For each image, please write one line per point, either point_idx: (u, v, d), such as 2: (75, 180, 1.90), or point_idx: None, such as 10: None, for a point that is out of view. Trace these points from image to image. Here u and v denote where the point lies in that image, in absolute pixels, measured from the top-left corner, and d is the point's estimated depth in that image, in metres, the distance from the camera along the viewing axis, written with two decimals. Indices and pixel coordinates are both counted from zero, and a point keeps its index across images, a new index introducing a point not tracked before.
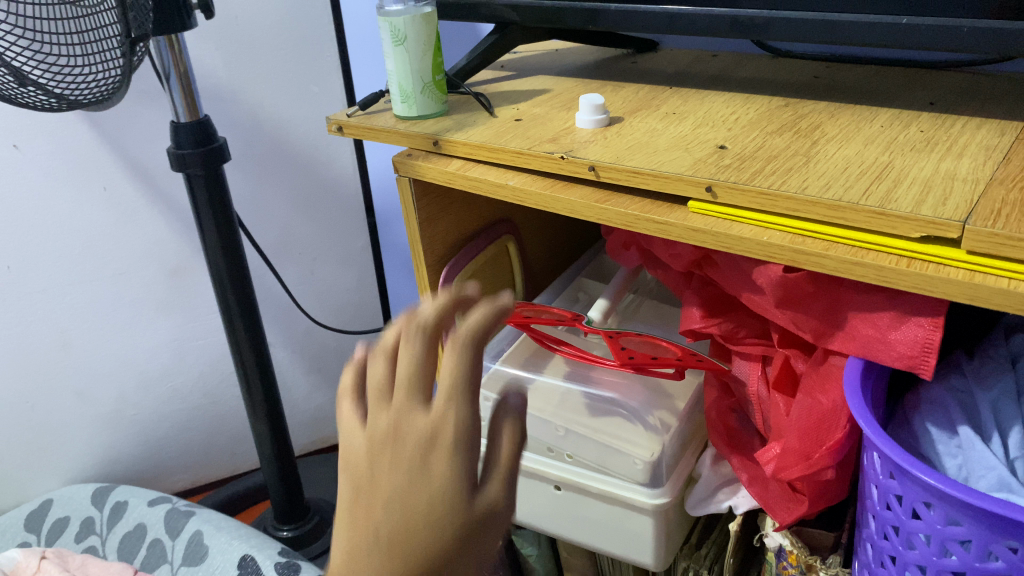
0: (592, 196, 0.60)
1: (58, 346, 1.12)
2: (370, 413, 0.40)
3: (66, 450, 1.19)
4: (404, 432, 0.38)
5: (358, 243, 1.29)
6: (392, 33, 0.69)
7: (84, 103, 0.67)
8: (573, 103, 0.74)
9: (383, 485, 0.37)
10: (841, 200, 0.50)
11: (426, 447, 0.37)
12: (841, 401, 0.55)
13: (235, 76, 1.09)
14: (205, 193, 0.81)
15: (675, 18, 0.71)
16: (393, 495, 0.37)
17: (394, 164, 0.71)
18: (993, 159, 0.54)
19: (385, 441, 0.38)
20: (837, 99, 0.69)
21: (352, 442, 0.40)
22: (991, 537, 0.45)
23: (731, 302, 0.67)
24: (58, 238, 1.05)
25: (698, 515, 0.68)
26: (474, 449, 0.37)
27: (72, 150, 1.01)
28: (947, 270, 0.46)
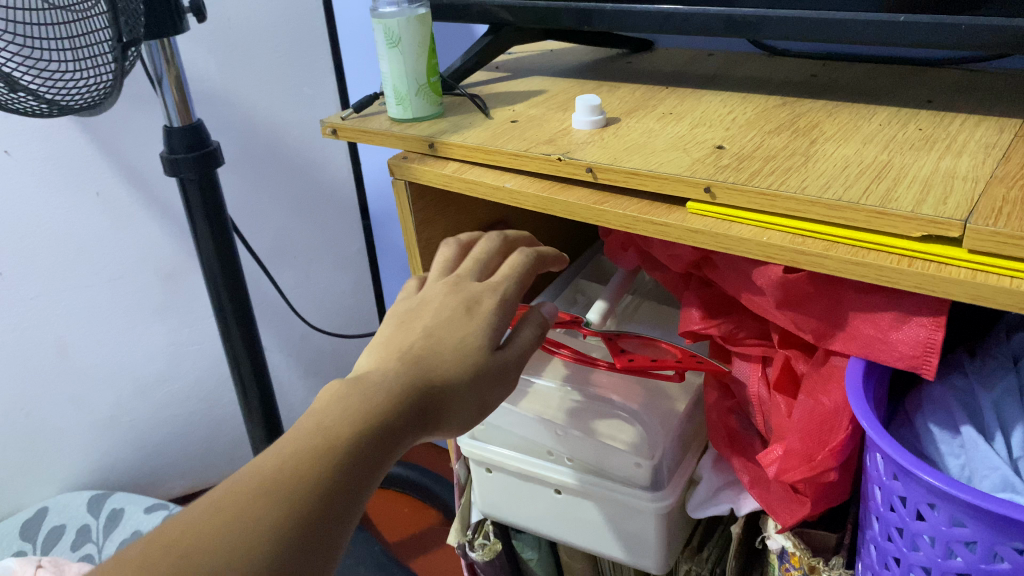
0: (589, 198, 0.60)
1: (53, 353, 1.10)
2: (430, 288, 0.55)
3: (63, 458, 1.18)
4: (462, 291, 0.54)
5: (353, 247, 1.29)
6: (386, 35, 0.68)
7: (76, 107, 0.66)
8: (569, 104, 0.73)
9: (435, 316, 0.52)
10: (841, 200, 0.49)
11: (474, 301, 0.53)
12: (843, 402, 0.55)
13: (228, 79, 1.07)
14: (200, 199, 0.80)
15: (671, 17, 0.70)
16: (440, 322, 0.51)
17: (390, 167, 0.70)
18: (992, 157, 0.54)
19: (442, 297, 0.53)
20: (835, 97, 0.68)
21: (408, 301, 0.54)
22: (995, 538, 0.44)
23: (731, 302, 0.67)
24: (54, 244, 1.04)
25: (699, 517, 0.68)
26: (507, 313, 0.53)
27: (64, 154, 1.00)
28: (949, 270, 0.45)
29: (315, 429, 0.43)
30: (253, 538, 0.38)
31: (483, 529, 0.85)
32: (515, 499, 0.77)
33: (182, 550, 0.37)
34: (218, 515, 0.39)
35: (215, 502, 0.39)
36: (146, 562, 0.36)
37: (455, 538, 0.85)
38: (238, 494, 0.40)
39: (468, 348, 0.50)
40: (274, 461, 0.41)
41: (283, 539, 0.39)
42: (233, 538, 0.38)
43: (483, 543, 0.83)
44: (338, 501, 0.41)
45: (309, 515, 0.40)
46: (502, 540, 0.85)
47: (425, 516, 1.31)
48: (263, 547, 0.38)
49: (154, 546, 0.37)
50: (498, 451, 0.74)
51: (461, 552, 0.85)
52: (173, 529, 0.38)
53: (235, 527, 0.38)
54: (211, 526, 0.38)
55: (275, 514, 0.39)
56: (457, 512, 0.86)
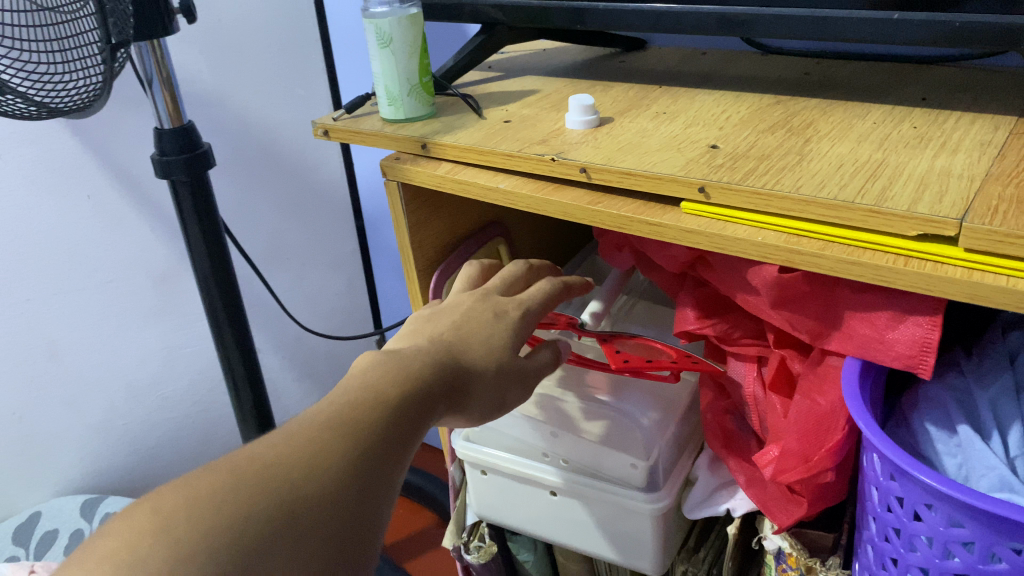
0: (583, 198, 0.59)
1: (45, 359, 1.08)
2: (453, 298, 0.59)
3: (56, 465, 1.16)
4: (488, 300, 0.58)
5: (347, 248, 1.32)
6: (377, 35, 0.68)
7: (65, 110, 0.65)
8: (562, 104, 0.73)
9: (462, 315, 0.55)
10: (836, 199, 0.49)
11: (498, 308, 0.57)
12: (839, 401, 0.55)
13: (220, 80, 1.06)
14: (191, 202, 0.78)
15: (663, 15, 0.70)
16: (466, 321, 0.55)
17: (382, 168, 0.70)
18: (987, 155, 0.53)
19: (467, 303, 0.57)
20: (828, 96, 0.68)
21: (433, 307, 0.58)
22: (993, 539, 0.44)
23: (726, 302, 0.67)
24: (44, 247, 1.02)
25: (695, 518, 0.67)
26: (528, 321, 0.58)
27: (54, 157, 0.99)
28: (945, 269, 0.45)
29: (371, 379, 0.45)
30: (328, 457, 0.39)
31: (479, 531, 0.84)
32: (510, 501, 0.76)
33: (266, 461, 0.38)
34: (294, 437, 0.40)
35: (288, 430, 0.41)
36: (234, 469, 0.37)
37: (451, 541, 0.85)
38: (308, 425, 0.41)
39: (494, 345, 0.54)
40: (338, 402, 0.43)
41: (356, 462, 0.40)
42: (311, 455, 0.39)
43: (480, 545, 0.83)
44: (398, 439, 0.43)
45: (375, 450, 0.41)
46: (498, 542, 0.85)
47: (421, 518, 1.31)
48: (339, 466, 0.39)
49: (237, 459, 0.38)
50: (491, 453, 0.74)
51: (457, 555, 0.85)
52: (252, 448, 0.39)
53: (312, 447, 0.40)
54: (288, 446, 0.39)
55: (346, 440, 0.41)
56: (452, 514, 0.86)
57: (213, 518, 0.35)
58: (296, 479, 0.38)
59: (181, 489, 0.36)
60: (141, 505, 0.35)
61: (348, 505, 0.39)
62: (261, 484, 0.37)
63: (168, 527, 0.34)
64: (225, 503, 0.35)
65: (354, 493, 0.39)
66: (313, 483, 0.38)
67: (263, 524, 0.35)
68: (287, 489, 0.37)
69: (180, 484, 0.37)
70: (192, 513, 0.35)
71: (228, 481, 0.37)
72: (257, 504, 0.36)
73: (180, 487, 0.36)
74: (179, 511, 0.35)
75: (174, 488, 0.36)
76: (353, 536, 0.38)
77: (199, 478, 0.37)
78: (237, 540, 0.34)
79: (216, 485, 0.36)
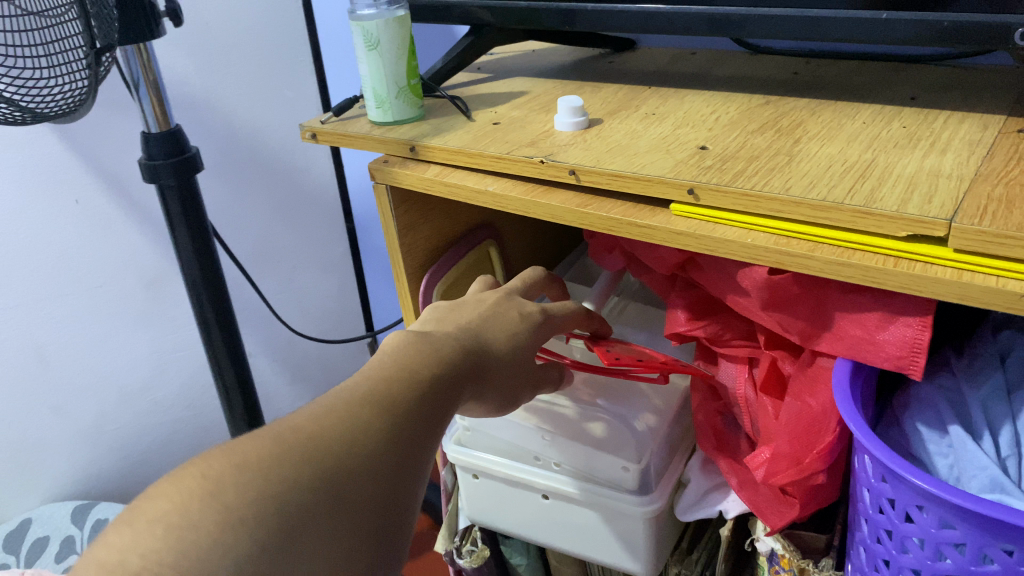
0: (572, 201, 0.59)
1: (33, 365, 1.07)
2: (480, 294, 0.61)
3: (46, 471, 1.16)
4: (513, 301, 0.61)
5: (337, 250, 1.31)
6: (364, 37, 0.67)
7: (50, 114, 0.64)
8: (551, 105, 0.73)
9: (490, 310, 0.58)
10: (826, 201, 0.49)
11: (522, 306, 0.60)
12: (831, 403, 0.55)
13: (208, 83, 1.05)
14: (179, 206, 0.76)
15: (653, 16, 0.70)
16: (495, 316, 0.57)
17: (370, 171, 0.69)
18: (976, 154, 0.53)
19: (496, 300, 0.60)
20: (818, 96, 0.68)
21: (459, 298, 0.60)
22: (985, 540, 0.44)
23: (716, 304, 0.67)
24: (32, 252, 1.02)
25: (688, 520, 0.67)
26: (550, 323, 0.60)
27: (41, 161, 0.98)
28: (935, 269, 0.45)
29: (402, 361, 0.47)
30: (366, 431, 0.40)
31: (471, 535, 0.84)
32: (502, 505, 0.76)
33: (307, 432, 0.39)
34: (332, 412, 0.41)
35: (325, 406, 0.42)
36: (277, 438, 0.38)
37: (443, 545, 0.85)
38: (344, 401, 0.42)
39: (517, 340, 0.56)
40: (372, 380, 0.44)
41: (391, 438, 0.41)
42: (349, 429, 0.40)
43: (472, 549, 0.83)
44: (429, 418, 0.44)
45: (409, 425, 0.43)
46: (490, 546, 0.85)
47: None
48: (375, 441, 0.40)
49: (280, 429, 0.39)
50: (483, 457, 0.74)
51: (449, 559, 0.84)
52: (292, 420, 0.40)
53: (351, 421, 0.41)
54: (327, 419, 0.40)
55: (382, 418, 0.42)
56: (444, 519, 0.85)
57: (262, 482, 0.36)
58: (339, 450, 0.39)
59: (226, 455, 0.37)
60: (189, 470, 0.36)
61: (386, 476, 0.39)
62: (304, 453, 0.38)
63: (216, 490, 0.35)
64: (272, 469, 0.36)
65: (392, 466, 0.40)
66: (354, 455, 0.39)
67: (308, 489, 0.36)
68: (329, 459, 0.38)
69: (224, 450, 0.37)
70: (239, 478, 0.35)
71: (273, 448, 0.37)
72: (302, 471, 0.37)
73: (226, 453, 0.37)
74: (227, 476, 0.35)
75: (220, 455, 0.37)
76: (390, 507, 0.39)
77: (243, 445, 0.38)
78: (284, 503, 0.35)
79: (262, 453, 0.37)
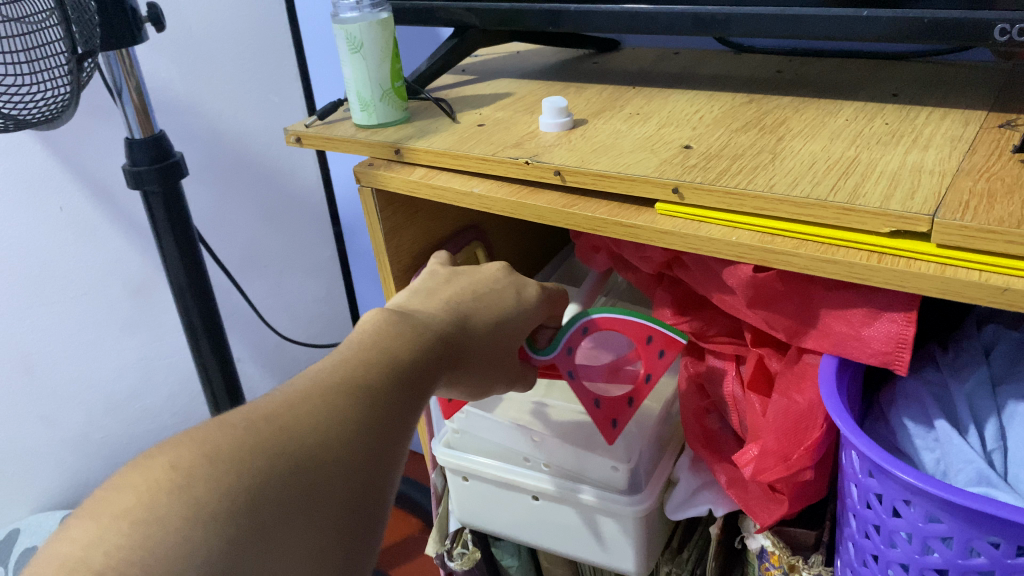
0: (558, 201, 0.59)
1: (20, 373, 1.06)
2: (476, 266, 0.62)
3: (33, 481, 1.15)
4: (514, 276, 0.61)
5: (325, 254, 1.32)
6: (348, 40, 0.67)
7: (34, 121, 0.63)
8: (536, 106, 0.73)
9: (483, 288, 0.58)
10: (809, 198, 0.49)
11: (519, 286, 0.60)
12: (817, 399, 0.55)
13: (192, 88, 1.05)
14: (164, 212, 0.75)
15: (636, 17, 0.70)
16: (488, 296, 0.58)
17: (356, 174, 0.69)
18: (958, 150, 0.54)
19: (493, 276, 0.60)
20: (799, 93, 0.68)
21: (451, 271, 0.60)
22: (972, 533, 0.44)
23: (703, 300, 0.68)
24: (16, 261, 1.01)
25: (677, 519, 0.67)
26: (543, 305, 0.61)
27: (24, 169, 0.97)
28: (919, 265, 0.45)
29: (378, 346, 0.46)
30: (342, 421, 0.40)
31: (462, 537, 0.84)
32: (491, 507, 0.76)
33: (280, 423, 0.39)
34: (307, 400, 0.41)
35: (298, 393, 0.41)
36: (249, 427, 0.38)
37: (433, 548, 0.84)
38: (318, 387, 0.42)
39: (503, 325, 0.57)
40: (347, 364, 0.44)
41: (366, 428, 0.41)
42: (323, 419, 0.40)
43: (462, 552, 0.83)
44: (404, 405, 0.44)
45: (386, 415, 0.43)
46: (481, 548, 0.85)
47: (406, 524, 1.31)
48: (351, 432, 0.40)
49: (253, 417, 0.39)
50: (472, 458, 0.74)
51: (440, 562, 0.84)
52: (264, 408, 0.40)
53: (324, 410, 0.40)
54: (302, 408, 0.40)
55: (358, 407, 0.42)
56: (435, 522, 0.84)
57: (234, 476, 0.35)
58: (314, 442, 0.39)
59: (196, 444, 0.36)
60: (156, 461, 0.35)
61: (361, 469, 0.39)
62: (279, 445, 0.37)
63: (186, 484, 0.34)
64: (245, 462, 0.36)
65: (369, 460, 0.40)
66: (329, 447, 0.39)
67: (280, 484, 0.36)
68: (303, 451, 0.38)
69: (194, 439, 0.37)
70: (210, 471, 0.35)
71: (245, 439, 0.37)
72: (276, 465, 0.37)
73: (196, 442, 0.37)
74: (197, 468, 0.35)
75: (188, 444, 0.36)
76: (363, 500, 0.39)
77: (214, 434, 0.37)
78: (257, 497, 0.35)
79: (234, 443, 0.37)
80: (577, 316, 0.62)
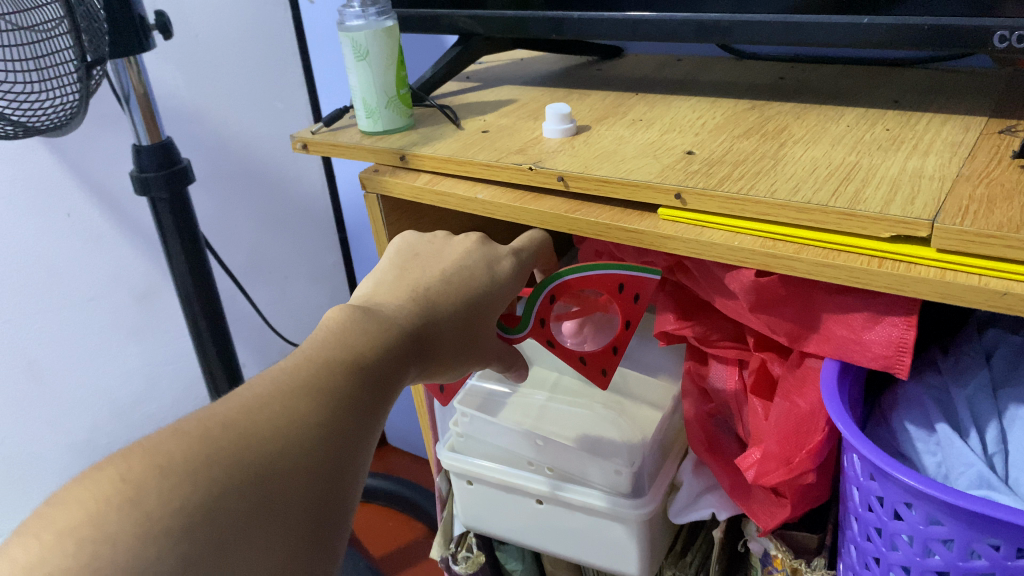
0: (561, 207, 0.60)
1: (27, 379, 1.07)
2: (450, 242, 0.61)
3: (39, 485, 1.15)
4: (487, 249, 0.60)
5: (330, 260, 1.32)
6: (354, 48, 0.68)
7: (43, 128, 0.64)
8: (539, 112, 0.73)
9: (453, 268, 0.58)
10: (810, 203, 0.49)
11: (492, 261, 0.59)
12: (819, 403, 0.55)
13: (197, 95, 1.06)
14: (170, 218, 0.76)
15: (639, 24, 0.70)
16: (460, 276, 0.57)
17: (361, 180, 0.70)
18: (958, 156, 0.54)
19: (463, 251, 0.60)
20: (801, 100, 0.69)
21: (419, 252, 0.60)
22: (972, 535, 0.44)
23: (704, 306, 0.68)
24: (23, 267, 1.01)
25: (681, 523, 0.67)
26: (519, 278, 0.60)
27: (32, 174, 0.98)
28: (920, 269, 0.46)
29: (341, 344, 0.47)
30: (302, 425, 0.41)
31: (466, 541, 0.85)
32: (495, 510, 0.76)
33: (237, 430, 0.39)
34: (266, 405, 0.41)
35: (257, 397, 0.42)
36: (204, 435, 0.39)
37: (440, 552, 0.86)
38: (277, 392, 0.42)
39: (474, 307, 0.56)
40: (308, 365, 0.45)
41: (328, 433, 0.42)
42: (282, 424, 0.41)
43: (467, 556, 0.83)
44: (367, 406, 0.45)
45: (348, 417, 0.43)
46: (486, 552, 0.85)
47: (410, 529, 1.32)
48: (311, 435, 0.41)
49: (209, 423, 0.40)
50: (476, 462, 0.74)
51: (445, 566, 0.85)
52: (222, 414, 0.40)
53: (283, 415, 0.41)
54: (261, 414, 0.41)
55: (319, 410, 0.42)
56: (439, 526, 0.86)
57: (190, 488, 0.36)
58: (272, 451, 0.39)
59: (149, 455, 0.37)
60: (106, 472, 0.36)
61: (321, 474, 0.40)
62: (235, 455, 0.38)
63: (136, 499, 0.35)
64: (200, 474, 0.37)
65: (331, 466, 0.41)
66: (287, 454, 0.40)
67: (236, 495, 0.37)
68: (260, 460, 0.39)
69: (147, 449, 0.37)
70: (164, 483, 0.36)
71: (200, 448, 0.38)
72: (233, 475, 0.37)
73: (149, 453, 0.37)
74: (150, 480, 0.36)
75: (140, 454, 0.37)
76: (324, 507, 0.40)
77: (168, 443, 0.38)
78: (211, 510, 0.36)
79: (190, 453, 0.37)
80: (548, 281, 0.61)
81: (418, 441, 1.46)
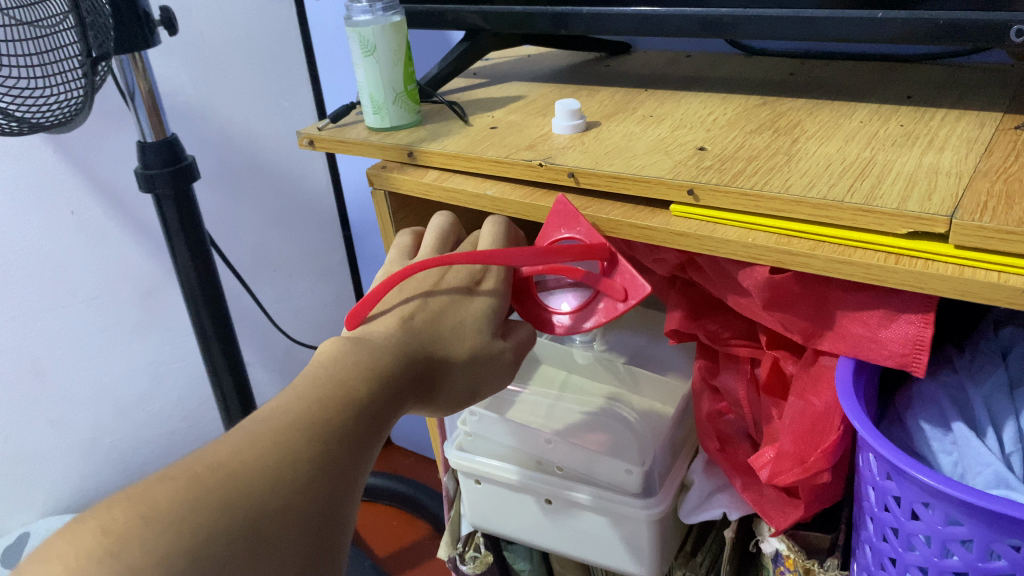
0: (572, 203, 0.59)
1: (32, 378, 1.07)
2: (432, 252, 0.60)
3: (44, 483, 1.15)
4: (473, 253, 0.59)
5: (335, 258, 1.32)
6: (361, 43, 0.67)
7: (47, 124, 0.63)
8: (548, 108, 0.73)
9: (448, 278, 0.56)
10: (826, 199, 0.49)
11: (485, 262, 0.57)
12: (835, 402, 0.55)
13: (202, 93, 1.05)
14: (175, 215, 0.75)
15: (648, 19, 0.70)
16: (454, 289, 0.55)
17: (369, 176, 0.69)
18: (974, 151, 0.53)
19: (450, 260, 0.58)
20: (813, 96, 0.68)
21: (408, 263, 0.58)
22: (992, 536, 0.44)
23: (715, 303, 0.67)
24: (27, 266, 1.01)
25: (691, 523, 0.66)
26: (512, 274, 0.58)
27: (38, 173, 0.97)
28: (938, 266, 0.45)
29: (334, 377, 0.46)
30: (294, 465, 0.41)
31: (473, 541, 0.84)
32: (503, 509, 0.76)
33: (226, 470, 0.39)
34: (257, 442, 0.41)
35: (249, 435, 0.41)
36: (192, 478, 0.38)
37: (447, 551, 0.86)
38: (269, 428, 0.42)
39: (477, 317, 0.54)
40: (300, 401, 0.44)
41: (319, 470, 0.41)
42: (273, 464, 0.40)
43: (474, 555, 0.83)
44: (359, 443, 0.44)
45: (340, 452, 0.43)
46: (493, 552, 0.85)
47: (415, 528, 1.32)
48: (302, 474, 0.41)
49: (197, 466, 0.39)
50: (485, 461, 0.73)
51: (454, 565, 0.85)
52: (212, 455, 0.40)
53: (274, 454, 0.41)
54: (251, 453, 0.40)
55: (312, 446, 0.42)
56: (447, 525, 0.86)
57: (175, 535, 0.35)
58: (261, 491, 0.39)
59: (134, 503, 0.36)
60: (89, 523, 0.36)
61: (312, 514, 0.40)
62: (224, 498, 0.38)
63: (118, 550, 0.34)
64: (187, 519, 0.36)
65: (322, 505, 0.41)
66: (276, 496, 0.39)
67: (225, 540, 0.36)
68: (249, 503, 0.38)
69: (132, 496, 0.37)
70: (148, 532, 0.35)
71: (186, 493, 0.37)
72: (221, 519, 0.37)
73: (133, 501, 0.37)
74: (133, 529, 0.35)
75: (126, 502, 0.36)
76: (315, 546, 0.40)
77: (155, 489, 0.37)
78: (197, 558, 0.35)
79: (175, 498, 0.37)
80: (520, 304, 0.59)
81: (423, 440, 1.45)
